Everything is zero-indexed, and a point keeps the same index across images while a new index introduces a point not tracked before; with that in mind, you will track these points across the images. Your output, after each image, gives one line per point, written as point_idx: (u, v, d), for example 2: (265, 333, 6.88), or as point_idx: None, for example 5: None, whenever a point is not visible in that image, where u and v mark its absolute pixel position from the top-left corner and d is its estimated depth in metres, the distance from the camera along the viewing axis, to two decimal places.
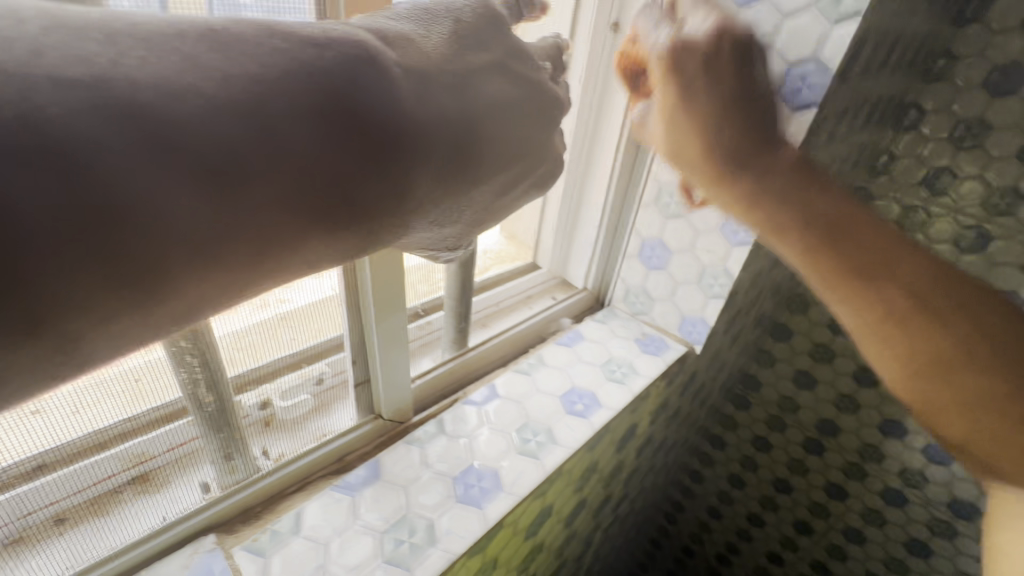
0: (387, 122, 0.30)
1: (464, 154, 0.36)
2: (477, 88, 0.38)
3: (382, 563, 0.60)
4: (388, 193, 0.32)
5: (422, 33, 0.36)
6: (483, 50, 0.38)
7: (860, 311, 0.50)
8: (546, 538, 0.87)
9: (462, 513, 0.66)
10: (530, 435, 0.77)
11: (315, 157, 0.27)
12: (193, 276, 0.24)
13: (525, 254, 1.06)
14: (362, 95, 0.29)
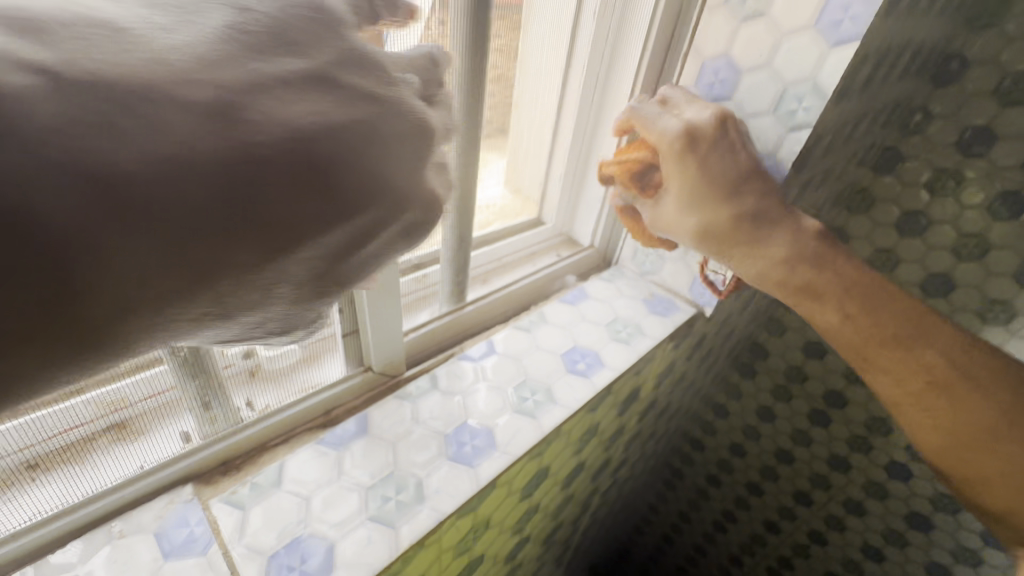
0: (176, 187, 0.19)
1: (389, 200, 0.28)
2: (285, 119, 0.23)
3: (366, 521, 0.56)
4: (301, 244, 0.25)
5: (204, 51, 0.23)
6: (322, 73, 0.26)
7: (842, 315, 0.63)
8: (542, 500, 0.84)
9: (453, 472, 0.62)
10: (527, 394, 0.73)
11: (245, 201, 0.22)
12: (122, 332, 0.21)
13: (531, 208, 0.97)
14: (324, 141, 0.24)
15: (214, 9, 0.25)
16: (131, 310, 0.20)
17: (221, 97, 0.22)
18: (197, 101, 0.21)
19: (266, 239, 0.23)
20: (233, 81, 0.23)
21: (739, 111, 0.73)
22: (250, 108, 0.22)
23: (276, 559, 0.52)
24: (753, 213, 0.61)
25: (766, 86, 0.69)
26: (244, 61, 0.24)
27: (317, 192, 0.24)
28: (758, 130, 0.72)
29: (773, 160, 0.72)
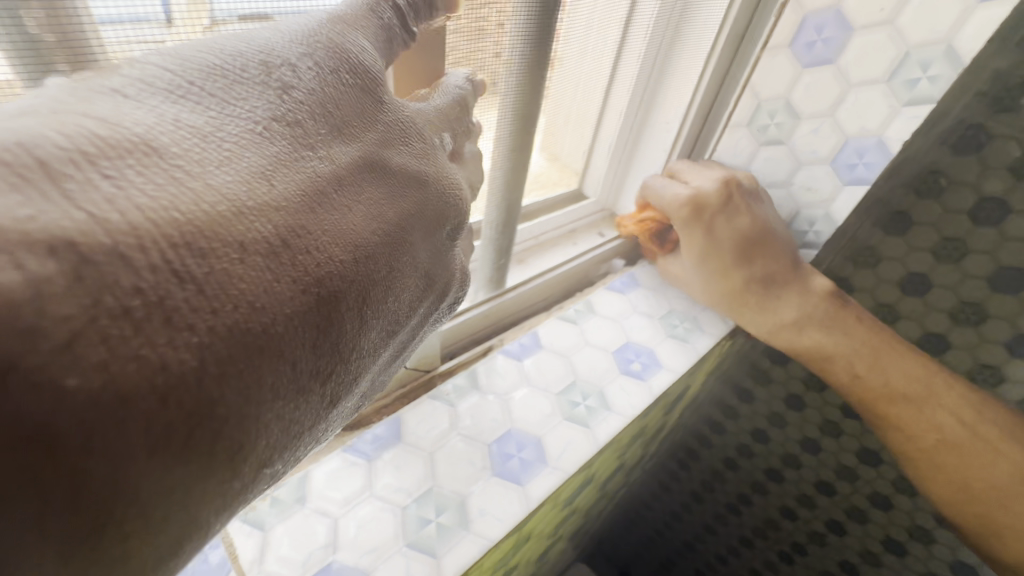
0: (264, 352, 0.14)
1: (386, 283, 0.20)
2: (352, 236, 0.18)
3: (406, 548, 0.40)
4: (300, 387, 0.15)
5: (257, 161, 0.16)
6: (374, 157, 0.21)
7: (851, 374, 0.52)
8: (569, 520, 0.66)
9: (498, 492, 0.44)
10: (578, 399, 0.52)
11: (225, 366, 0.12)
12: None
13: (571, 177, 0.61)
14: (245, 227, 0.14)
15: (255, 83, 0.18)
16: (218, 498, 0.13)
17: (284, 221, 0.15)
18: (261, 233, 0.14)
19: (335, 387, 0.18)
20: (291, 194, 0.16)
21: (842, 84, 0.45)
22: (316, 229, 0.17)
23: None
24: (762, 277, 0.51)
25: (830, 80, 0.46)
26: (301, 160, 0.17)
27: (380, 312, 0.20)
28: (866, 106, 0.44)
29: (879, 142, 0.45)
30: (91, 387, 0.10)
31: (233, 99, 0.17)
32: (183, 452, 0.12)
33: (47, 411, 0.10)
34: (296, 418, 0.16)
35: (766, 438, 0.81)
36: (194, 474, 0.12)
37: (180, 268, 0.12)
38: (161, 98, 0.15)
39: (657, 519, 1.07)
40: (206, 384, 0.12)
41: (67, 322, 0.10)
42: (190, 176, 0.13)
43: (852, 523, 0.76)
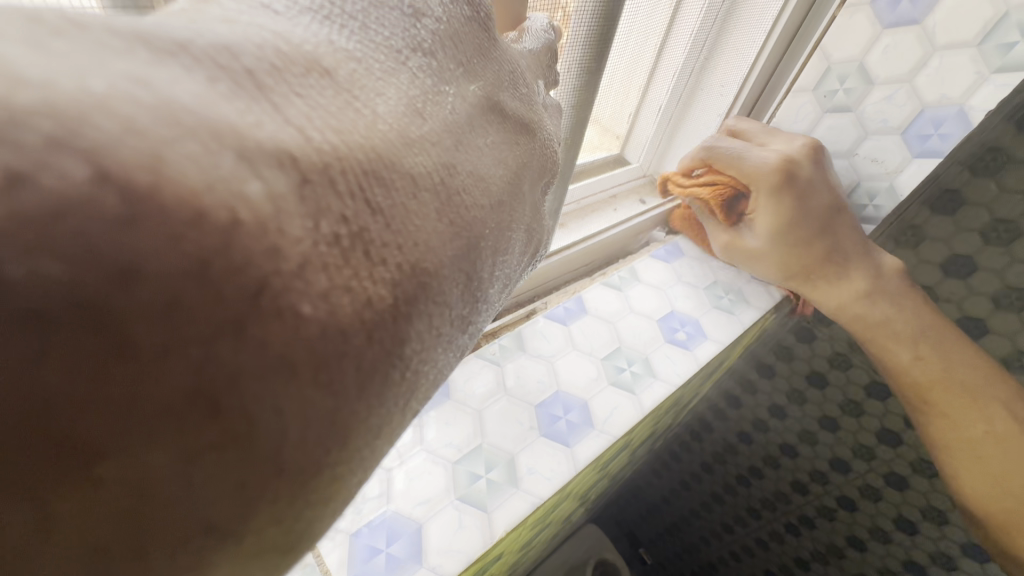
0: (432, 297, 0.13)
1: (506, 233, 0.19)
2: (488, 180, 0.17)
3: (456, 502, 0.40)
4: (451, 335, 0.14)
5: (407, 93, 0.15)
6: (494, 99, 0.20)
7: (913, 355, 0.48)
8: (594, 489, 0.67)
9: (546, 452, 0.44)
10: (624, 363, 0.52)
11: (410, 307, 0.11)
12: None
13: (612, 141, 0.57)
14: (410, 159, 0.13)
15: (389, 7, 0.16)
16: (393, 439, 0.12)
17: (439, 156, 0.14)
18: (424, 168, 0.13)
19: (469, 337, 0.17)
20: (441, 130, 0.15)
21: (927, 48, 0.43)
22: (462, 169, 0.15)
23: (359, 539, 0.37)
24: (838, 250, 0.48)
25: (910, 42, 0.43)
26: (442, 97, 0.16)
27: (504, 262, 0.19)
28: (950, 71, 0.42)
29: (960, 111, 0.42)
30: (322, 315, 0.09)
31: (373, 23, 0.15)
32: (383, 391, 0.11)
33: (288, 344, 0.08)
34: (445, 364, 0.15)
35: (784, 414, 0.81)
36: (383, 416, 0.11)
37: (375, 201, 0.11)
38: (311, 19, 0.14)
39: (664, 487, 1.08)
40: (399, 322, 0.11)
41: (298, 244, 0.09)
42: (362, 107, 0.12)
43: (864, 500, 0.75)
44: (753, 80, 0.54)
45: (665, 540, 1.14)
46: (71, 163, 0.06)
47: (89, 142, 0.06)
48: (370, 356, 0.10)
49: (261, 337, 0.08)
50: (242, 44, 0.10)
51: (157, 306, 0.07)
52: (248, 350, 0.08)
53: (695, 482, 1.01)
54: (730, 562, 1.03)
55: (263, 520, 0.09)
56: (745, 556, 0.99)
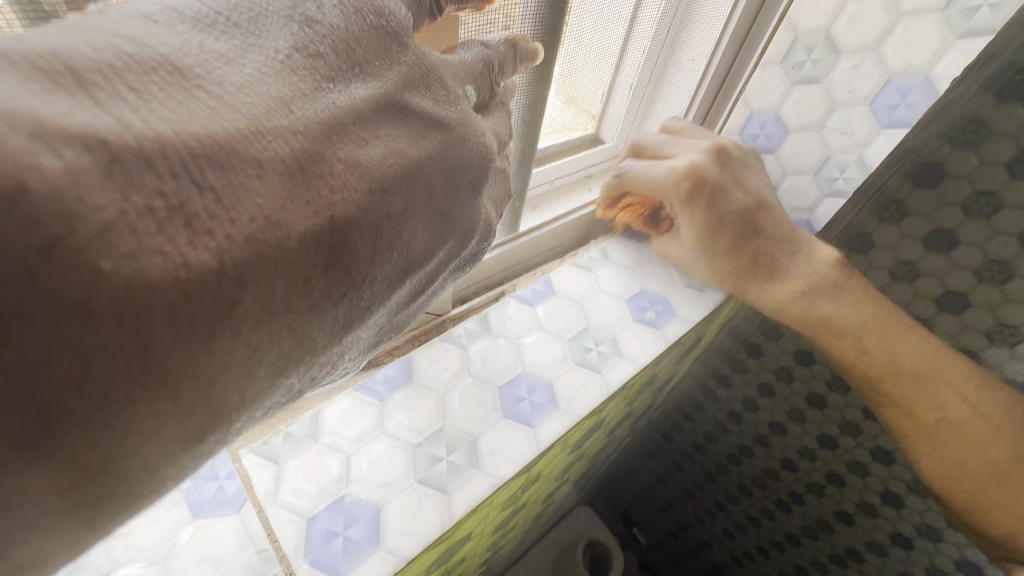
0: (273, 267, 0.14)
1: (393, 225, 0.19)
2: (368, 170, 0.18)
3: (417, 485, 0.46)
4: (309, 307, 0.16)
5: (278, 89, 0.16)
6: (395, 98, 0.21)
7: (857, 349, 0.48)
8: (586, 446, 0.73)
9: (509, 433, 0.50)
10: (590, 343, 0.58)
11: (238, 270, 0.13)
12: (59, 504, 0.11)
13: (587, 120, 0.59)
14: (261, 141, 0.15)
15: (279, 16, 0.18)
16: (236, 392, 0.14)
17: (301, 144, 0.16)
18: (278, 152, 0.15)
19: (347, 310, 0.18)
20: (312, 123, 0.17)
21: (892, 14, 0.43)
22: (331, 157, 0.17)
23: (316, 523, 0.42)
24: (767, 250, 0.48)
25: (877, 9, 0.44)
26: (322, 96, 0.18)
27: (397, 246, 0.20)
28: (915, 38, 0.43)
29: (926, 80, 0.43)
30: (126, 272, 0.11)
31: (257, 31, 0.17)
32: (208, 343, 0.12)
33: (84, 291, 0.10)
34: (310, 335, 0.16)
35: (773, 392, 0.80)
36: (217, 366, 0.13)
37: (208, 179, 0.13)
38: (189, 26, 0.16)
39: (659, 467, 1.09)
40: (226, 284, 0.13)
41: (100, 211, 0.10)
42: (212, 99, 0.14)
43: (852, 476, 0.75)
44: (717, 62, 0.58)
45: (659, 521, 1.15)
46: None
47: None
48: (186, 311, 0.12)
49: (52, 282, 0.10)
50: (80, 49, 0.12)
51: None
52: (37, 294, 0.10)
53: (687, 462, 1.02)
54: (723, 539, 1.03)
55: (74, 451, 0.11)
56: (739, 533, 0.99)
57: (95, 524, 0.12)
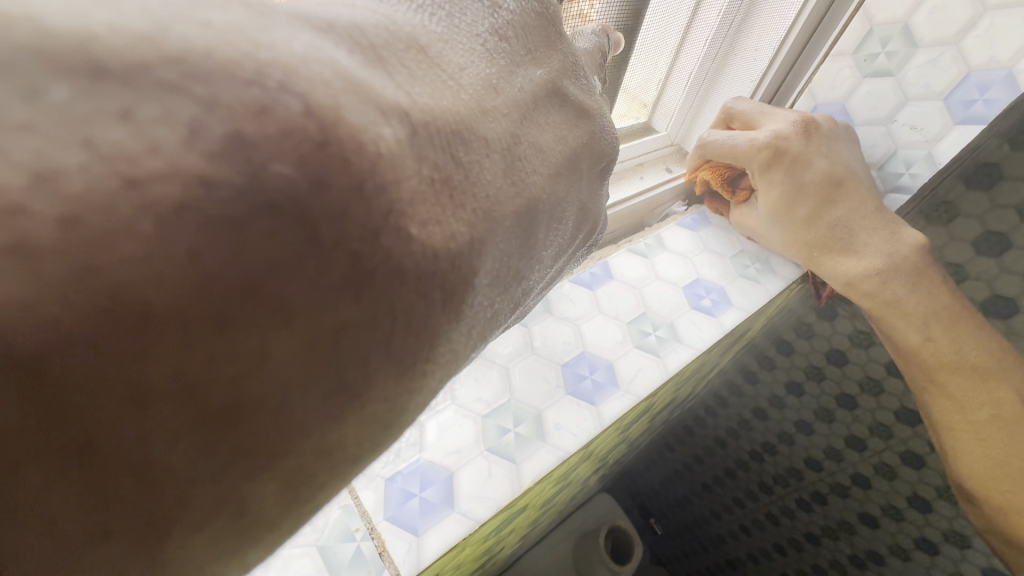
0: (494, 243, 0.15)
1: (557, 217, 0.20)
2: (548, 154, 0.19)
3: (486, 453, 0.48)
4: (507, 282, 0.17)
5: (486, 69, 0.17)
6: (558, 86, 0.21)
7: (922, 337, 0.47)
8: (631, 431, 0.74)
9: (572, 409, 0.52)
10: (649, 328, 0.59)
11: (479, 246, 0.14)
12: (355, 444, 0.12)
13: (640, 109, 0.57)
14: (485, 121, 0.16)
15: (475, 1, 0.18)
16: (459, 356, 0.15)
17: (508, 125, 0.17)
18: (496, 132, 0.16)
19: (524, 291, 0.19)
20: (511, 104, 0.17)
21: (977, 9, 0.43)
22: (525, 140, 0.18)
23: (393, 484, 0.45)
24: (847, 222, 0.48)
25: (961, 4, 0.44)
26: (514, 76, 0.18)
27: (560, 228, 0.20)
28: (1001, 32, 0.42)
29: (1008, 75, 0.43)
30: (424, 238, 0.12)
31: (459, 14, 0.17)
32: (460, 307, 0.13)
33: (403, 254, 0.11)
34: (499, 307, 0.17)
35: (801, 391, 0.80)
36: (458, 329, 0.14)
37: (458, 155, 0.14)
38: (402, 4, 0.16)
39: (678, 460, 1.10)
40: (474, 254, 0.14)
41: (411, 179, 0.12)
42: (449, 79, 0.15)
43: (879, 479, 0.74)
44: (781, 59, 0.55)
45: (675, 513, 1.17)
46: (292, 102, 0.10)
47: (301, 90, 0.10)
48: (455, 282, 0.13)
49: (389, 246, 0.11)
50: (367, 27, 0.13)
51: (334, 208, 0.10)
52: (379, 255, 0.11)
53: (708, 457, 1.02)
54: (739, 535, 1.04)
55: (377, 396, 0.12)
56: (757, 531, 0.99)
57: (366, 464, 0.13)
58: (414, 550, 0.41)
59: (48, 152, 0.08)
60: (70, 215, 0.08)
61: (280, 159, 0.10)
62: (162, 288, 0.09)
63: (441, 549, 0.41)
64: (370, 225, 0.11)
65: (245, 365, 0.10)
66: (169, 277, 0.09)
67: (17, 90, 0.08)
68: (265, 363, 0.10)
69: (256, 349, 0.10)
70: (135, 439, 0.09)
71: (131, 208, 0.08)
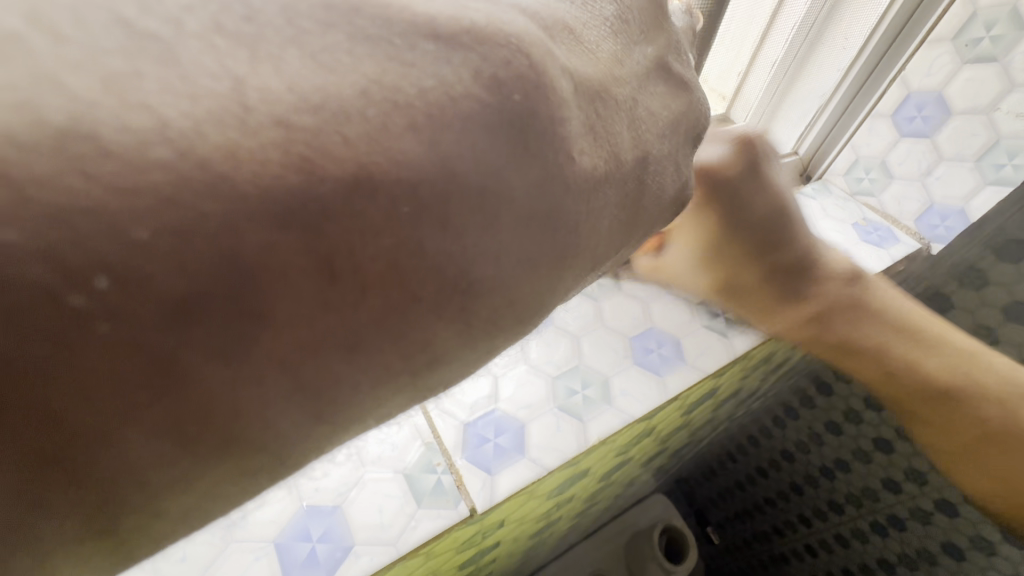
0: (619, 182, 0.20)
1: (668, 175, 0.23)
2: (660, 118, 0.23)
3: (555, 410, 0.53)
4: (628, 220, 0.22)
5: (619, 42, 0.22)
6: (665, 62, 0.24)
7: (880, 369, 0.50)
8: (694, 415, 0.77)
9: (639, 378, 0.56)
10: (718, 309, 0.62)
11: (604, 184, 0.19)
12: (510, 304, 0.18)
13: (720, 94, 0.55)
14: (616, 87, 0.21)
15: None
16: (581, 269, 0.20)
17: (631, 87, 0.22)
18: (626, 95, 0.21)
19: (637, 232, 0.23)
20: (632, 74, 0.22)
21: None
22: (643, 106, 0.22)
23: (471, 428, 0.51)
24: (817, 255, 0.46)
25: None
26: (632, 52, 0.23)
27: (666, 185, 0.24)
28: None
29: None
30: (577, 163, 0.18)
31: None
32: (587, 226, 0.19)
33: (563, 172, 0.18)
34: (622, 240, 0.22)
35: (881, 406, 0.78)
36: (589, 242, 0.20)
37: (599, 111, 0.20)
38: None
39: (742, 469, 1.10)
40: (606, 181, 0.20)
41: (567, 127, 0.18)
42: (590, 51, 0.20)
43: (969, 507, 0.72)
44: (871, 50, 0.54)
45: (735, 526, 1.17)
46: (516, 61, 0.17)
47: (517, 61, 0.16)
48: (595, 199, 0.19)
49: (557, 167, 0.17)
50: (541, 12, 0.19)
51: (533, 135, 0.17)
52: (547, 171, 0.17)
53: (772, 469, 1.02)
54: (804, 555, 1.02)
55: (532, 271, 0.18)
56: (823, 552, 0.97)
57: (520, 328, 0.19)
58: (487, 487, 0.47)
59: (420, 83, 0.15)
60: (429, 111, 0.15)
61: (506, 105, 0.16)
62: (457, 163, 0.15)
63: (512, 490, 0.47)
64: (549, 148, 0.17)
65: (485, 223, 0.16)
66: (459, 158, 0.15)
67: (406, 46, 0.15)
68: (496, 220, 0.16)
69: (492, 211, 0.16)
70: (427, 252, 0.15)
71: (448, 120, 0.15)
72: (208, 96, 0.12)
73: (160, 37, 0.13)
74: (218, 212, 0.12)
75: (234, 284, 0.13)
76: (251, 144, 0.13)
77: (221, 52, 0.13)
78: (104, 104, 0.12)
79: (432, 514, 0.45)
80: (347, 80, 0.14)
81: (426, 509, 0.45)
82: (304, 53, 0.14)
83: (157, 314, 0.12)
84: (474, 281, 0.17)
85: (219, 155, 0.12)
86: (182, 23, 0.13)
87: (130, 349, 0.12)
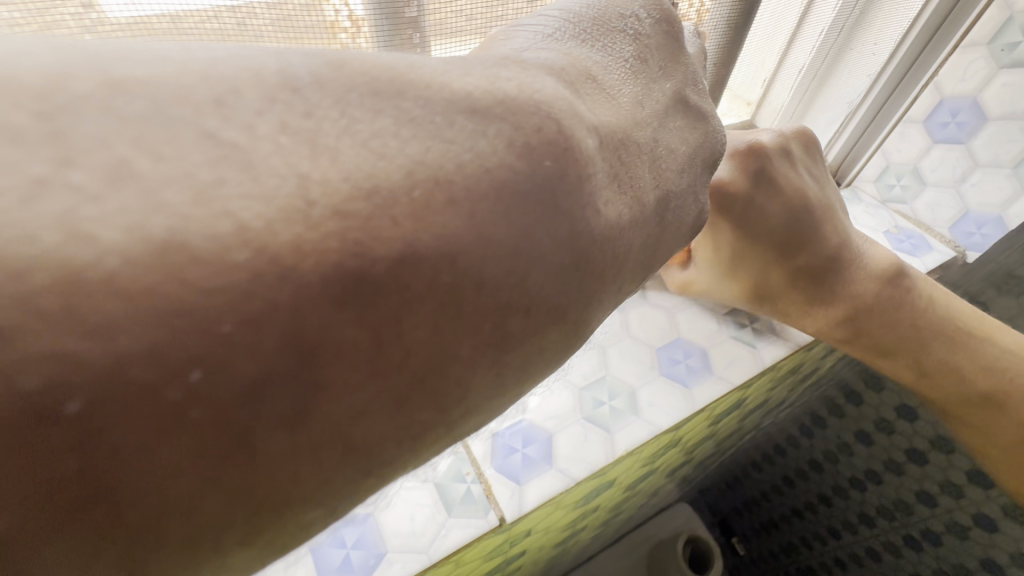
0: (642, 224, 0.22)
1: (687, 209, 0.24)
2: (678, 153, 0.24)
3: (582, 421, 0.53)
4: (649, 260, 0.23)
5: (637, 85, 0.23)
6: (683, 95, 0.25)
7: (919, 373, 0.49)
8: (721, 426, 0.77)
9: (665, 389, 0.56)
10: (745, 320, 0.62)
11: (626, 229, 0.21)
12: (545, 348, 0.19)
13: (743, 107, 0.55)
14: (636, 131, 0.22)
15: (624, 36, 0.23)
16: (605, 310, 0.21)
17: (650, 128, 0.23)
18: (647, 136, 0.22)
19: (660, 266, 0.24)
20: (652, 113, 0.23)
21: None
22: (661, 142, 0.23)
23: (500, 439, 0.52)
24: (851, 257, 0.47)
25: None
26: (652, 90, 0.24)
27: (687, 216, 0.24)
28: None
29: None
30: (601, 217, 0.19)
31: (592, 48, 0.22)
32: (612, 272, 0.20)
33: (589, 227, 0.19)
34: (644, 274, 0.23)
35: (914, 415, 0.78)
36: (612, 285, 0.21)
37: (621, 158, 0.21)
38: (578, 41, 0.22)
39: (768, 480, 1.09)
40: (627, 227, 0.21)
41: (593, 185, 0.19)
42: (612, 97, 0.22)
43: (1008, 521, 0.70)
44: (905, 51, 0.53)
45: (761, 538, 1.15)
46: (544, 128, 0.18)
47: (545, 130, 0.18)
48: (617, 246, 0.20)
49: (583, 223, 0.19)
50: (559, 68, 0.20)
51: (563, 196, 0.18)
52: (577, 228, 0.18)
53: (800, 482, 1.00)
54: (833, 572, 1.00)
55: (564, 320, 0.19)
56: (853, 567, 0.95)
57: (550, 368, 0.20)
58: (517, 496, 0.48)
59: (457, 158, 0.16)
60: (466, 185, 0.16)
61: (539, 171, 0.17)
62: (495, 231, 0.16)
63: (542, 499, 0.48)
64: (574, 206, 0.18)
65: (520, 282, 0.17)
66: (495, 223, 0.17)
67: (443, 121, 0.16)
68: (528, 279, 0.17)
69: (525, 271, 0.17)
70: (470, 312, 0.16)
71: (484, 191, 0.16)
72: (280, 196, 0.13)
73: (237, 143, 0.14)
74: (286, 297, 0.13)
75: (299, 354, 0.14)
76: (314, 236, 0.14)
77: (286, 150, 0.14)
78: (196, 215, 0.13)
79: (462, 523, 0.46)
80: (395, 163, 0.15)
81: (456, 518, 0.46)
82: (356, 142, 0.15)
83: (237, 388, 0.13)
84: (513, 335, 0.18)
85: (287, 250, 0.13)
86: (255, 128, 0.14)
87: (212, 428, 0.13)
